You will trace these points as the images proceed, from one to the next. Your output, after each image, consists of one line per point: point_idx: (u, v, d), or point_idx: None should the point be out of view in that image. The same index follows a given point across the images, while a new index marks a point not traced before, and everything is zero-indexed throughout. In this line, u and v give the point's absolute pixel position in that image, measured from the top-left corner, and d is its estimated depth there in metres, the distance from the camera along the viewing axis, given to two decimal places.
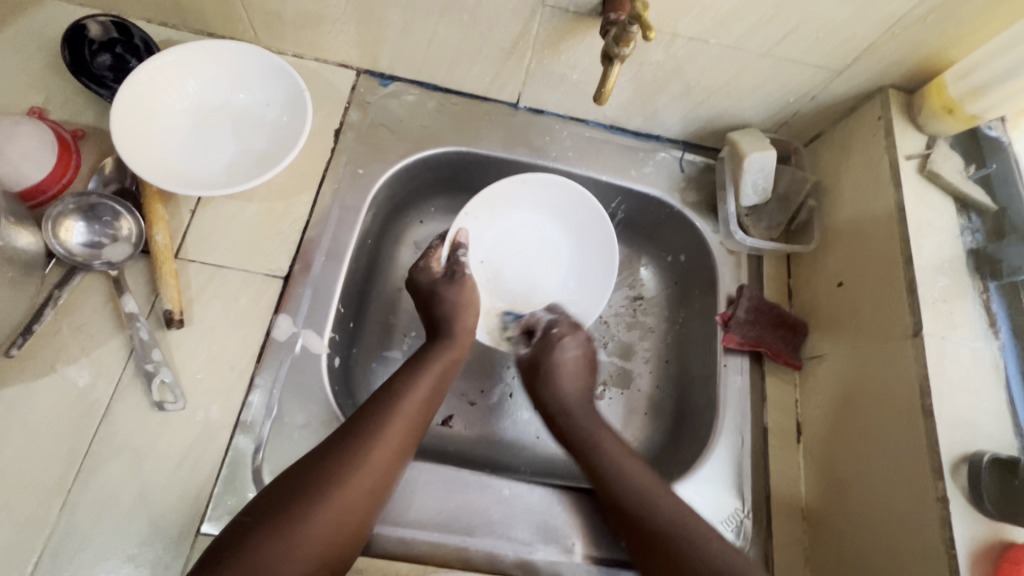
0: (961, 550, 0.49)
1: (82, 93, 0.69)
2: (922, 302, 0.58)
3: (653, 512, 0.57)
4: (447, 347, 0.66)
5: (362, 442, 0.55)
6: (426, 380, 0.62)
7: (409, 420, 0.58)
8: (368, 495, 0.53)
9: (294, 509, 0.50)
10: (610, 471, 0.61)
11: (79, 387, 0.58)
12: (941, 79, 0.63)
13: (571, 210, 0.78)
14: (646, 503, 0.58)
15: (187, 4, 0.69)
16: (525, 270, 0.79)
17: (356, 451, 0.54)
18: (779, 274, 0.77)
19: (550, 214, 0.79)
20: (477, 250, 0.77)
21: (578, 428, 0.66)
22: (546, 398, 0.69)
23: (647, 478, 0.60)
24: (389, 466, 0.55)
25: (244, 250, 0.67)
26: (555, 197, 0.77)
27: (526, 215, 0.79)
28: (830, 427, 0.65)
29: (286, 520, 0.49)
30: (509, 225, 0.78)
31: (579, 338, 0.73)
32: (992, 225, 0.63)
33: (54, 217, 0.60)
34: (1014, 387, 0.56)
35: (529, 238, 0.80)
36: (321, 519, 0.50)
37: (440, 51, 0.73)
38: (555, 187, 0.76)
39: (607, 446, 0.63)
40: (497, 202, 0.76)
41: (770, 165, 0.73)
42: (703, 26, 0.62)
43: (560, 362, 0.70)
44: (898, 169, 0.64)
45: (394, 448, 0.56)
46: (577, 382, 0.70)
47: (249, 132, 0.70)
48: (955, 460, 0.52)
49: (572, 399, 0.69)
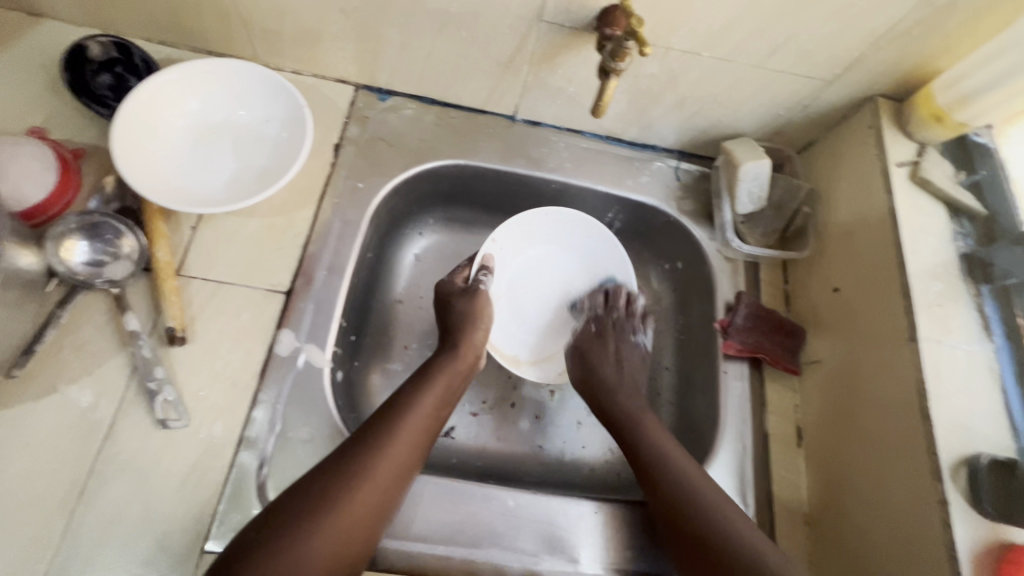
0: (963, 552, 0.50)
1: (82, 112, 0.70)
2: (917, 307, 0.59)
3: (678, 478, 0.58)
4: (453, 358, 0.66)
5: (369, 454, 0.55)
6: (433, 390, 0.63)
7: (416, 432, 0.59)
8: (376, 509, 0.54)
9: (299, 523, 0.50)
10: (671, 471, 0.59)
11: (81, 406, 0.58)
12: (928, 88, 0.65)
13: (591, 242, 0.80)
14: (693, 489, 0.57)
15: (187, 23, 0.70)
16: (544, 303, 0.81)
17: (362, 463, 0.54)
18: (775, 280, 0.78)
19: (569, 248, 0.81)
20: (499, 279, 0.79)
21: (622, 410, 0.67)
22: (593, 378, 0.71)
23: (695, 468, 0.60)
24: (397, 479, 0.56)
25: (246, 266, 0.67)
26: (575, 231, 0.80)
27: (545, 248, 0.81)
28: (830, 432, 0.65)
29: (291, 535, 0.49)
30: (531, 257, 0.81)
31: (631, 338, 0.75)
32: (983, 230, 0.64)
33: (55, 237, 0.60)
34: (1009, 389, 0.57)
35: (551, 272, 0.82)
36: (329, 532, 0.50)
37: (438, 66, 0.74)
38: (574, 223, 0.79)
39: (664, 439, 0.63)
40: (521, 229, 0.78)
41: (764, 174, 0.74)
42: (697, 39, 0.63)
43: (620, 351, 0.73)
44: (889, 176, 0.66)
45: (403, 461, 0.56)
46: (618, 368, 0.72)
47: (249, 148, 0.70)
48: (954, 462, 0.53)
49: (624, 380, 0.70)
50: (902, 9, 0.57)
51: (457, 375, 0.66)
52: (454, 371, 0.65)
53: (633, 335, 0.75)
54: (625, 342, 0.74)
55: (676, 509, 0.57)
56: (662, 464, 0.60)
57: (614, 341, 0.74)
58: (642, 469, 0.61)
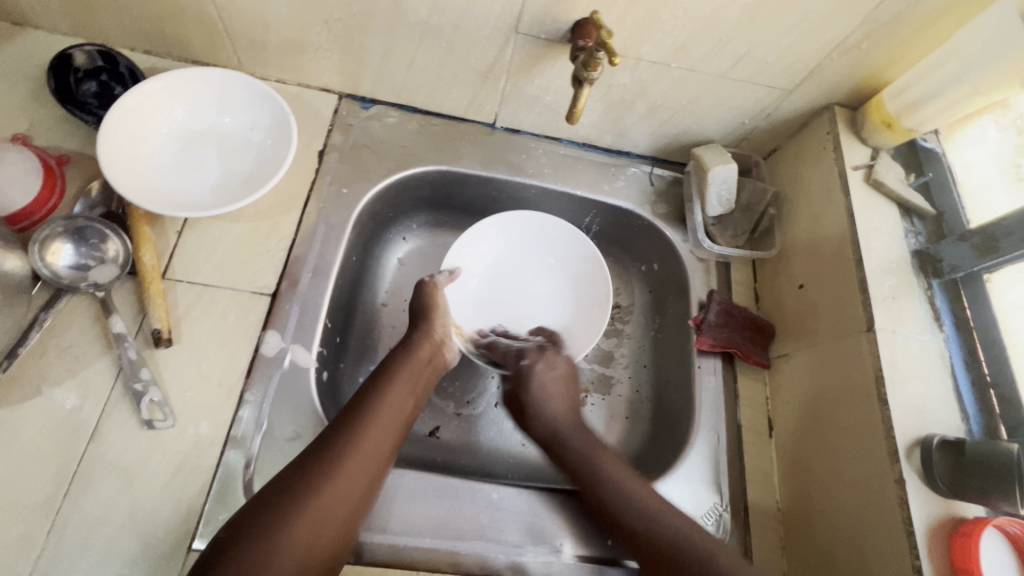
0: (919, 527, 0.53)
1: (67, 119, 0.71)
2: (873, 299, 0.62)
3: (627, 501, 0.61)
4: (414, 350, 0.67)
5: (339, 446, 0.56)
6: (399, 383, 0.64)
7: (385, 424, 0.60)
8: (350, 502, 0.54)
9: (273, 517, 0.50)
10: (613, 500, 0.61)
11: (66, 409, 0.58)
12: (879, 96, 0.70)
13: (549, 231, 0.83)
14: (628, 499, 0.61)
15: (172, 33, 0.72)
16: (511, 299, 0.83)
17: (330, 461, 0.55)
18: (745, 279, 0.82)
19: (528, 244, 0.84)
20: (463, 288, 0.80)
21: (575, 445, 0.67)
22: (538, 428, 0.70)
23: (629, 473, 0.64)
24: (370, 472, 0.56)
25: (231, 269, 0.68)
26: (547, 230, 0.83)
27: (505, 249, 0.84)
28: (798, 422, 0.69)
29: (266, 530, 0.50)
30: (490, 258, 0.83)
31: (553, 360, 0.74)
32: (933, 228, 0.69)
33: (41, 240, 0.61)
34: (958, 374, 0.61)
35: (513, 270, 0.84)
36: (303, 526, 0.51)
37: (419, 75, 0.76)
38: (545, 221, 0.82)
39: (607, 466, 0.64)
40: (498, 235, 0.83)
41: (732, 177, 0.78)
42: (664, 50, 0.67)
43: (544, 381, 0.72)
44: (846, 179, 0.70)
45: (373, 453, 0.57)
46: (563, 401, 0.71)
47: (235, 155, 0.72)
48: (909, 443, 0.56)
49: (562, 423, 0.69)
50: (851, 24, 0.62)
51: (423, 366, 0.67)
52: (418, 362, 0.67)
53: (539, 369, 0.72)
54: (550, 355, 0.75)
55: (636, 531, 0.59)
56: (601, 497, 0.62)
57: (535, 380, 0.71)
58: (610, 513, 0.61)
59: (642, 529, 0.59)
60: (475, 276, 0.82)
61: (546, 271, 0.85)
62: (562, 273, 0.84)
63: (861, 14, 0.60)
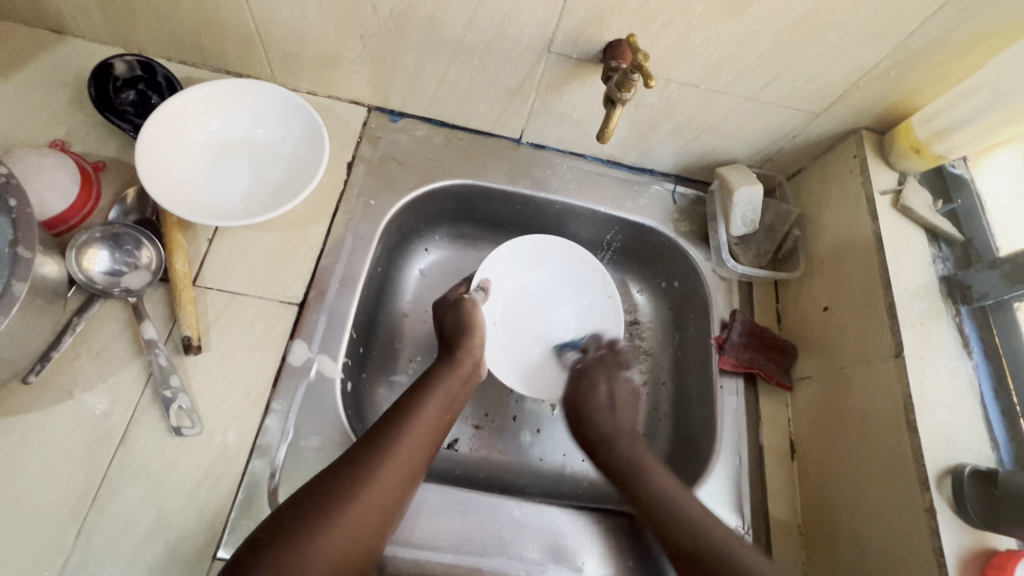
0: (950, 558, 0.52)
1: (104, 126, 0.72)
2: (902, 325, 0.62)
3: (630, 462, 0.62)
4: (452, 366, 0.68)
5: (373, 458, 0.56)
6: (435, 396, 0.63)
7: (421, 436, 0.60)
8: (382, 512, 0.54)
9: (307, 524, 0.50)
10: (652, 494, 0.58)
11: (96, 414, 0.59)
12: (908, 121, 0.70)
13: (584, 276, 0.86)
14: (643, 470, 0.61)
15: (210, 43, 0.73)
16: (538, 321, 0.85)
17: (367, 468, 0.55)
18: (768, 299, 0.82)
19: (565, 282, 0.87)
20: (496, 300, 0.83)
21: (603, 436, 0.66)
22: (591, 431, 0.68)
23: (678, 486, 0.59)
24: (401, 485, 0.56)
25: (260, 277, 0.69)
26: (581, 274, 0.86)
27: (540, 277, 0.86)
28: (821, 444, 0.68)
29: (301, 538, 0.49)
30: (529, 283, 0.86)
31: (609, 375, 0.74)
32: (961, 254, 0.68)
33: (78, 246, 0.62)
34: (988, 403, 0.60)
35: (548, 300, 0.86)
36: (336, 534, 0.51)
37: (449, 91, 0.77)
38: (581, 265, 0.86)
39: (626, 442, 0.65)
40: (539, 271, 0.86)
41: (757, 199, 0.78)
42: (695, 71, 0.68)
43: (594, 391, 0.72)
44: (874, 204, 0.70)
45: (407, 467, 0.57)
46: (611, 413, 0.69)
47: (266, 165, 0.73)
48: (939, 471, 0.56)
49: (609, 427, 0.67)
50: (882, 52, 0.62)
51: (461, 379, 0.67)
52: (457, 376, 0.67)
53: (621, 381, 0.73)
54: (611, 373, 0.74)
55: (651, 507, 0.57)
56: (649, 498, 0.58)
57: (593, 386, 0.73)
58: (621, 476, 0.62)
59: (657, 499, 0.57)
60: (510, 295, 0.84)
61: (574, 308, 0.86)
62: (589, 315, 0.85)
63: (893, 41, 0.61)
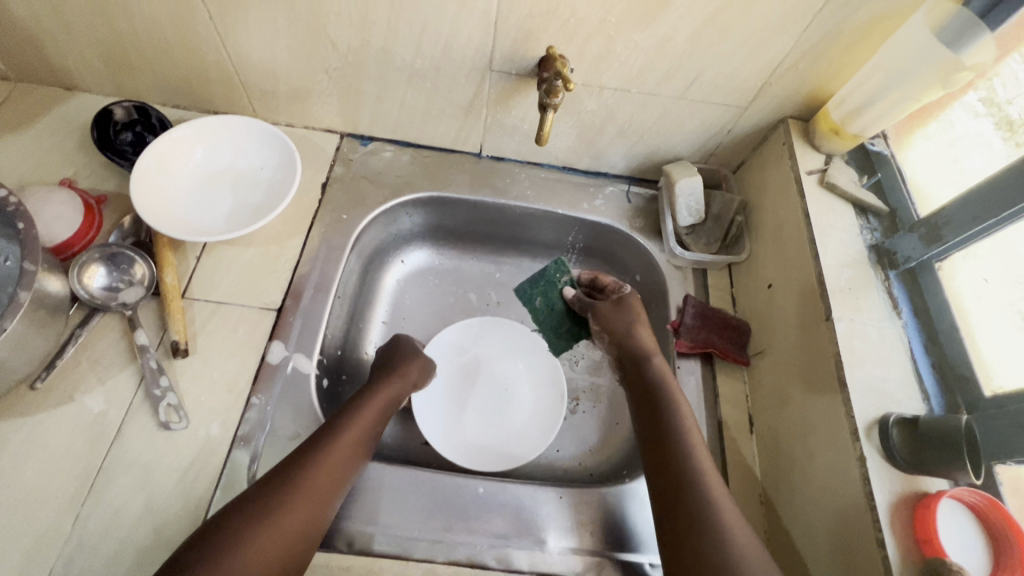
0: (883, 503, 0.55)
1: (106, 165, 0.82)
2: (830, 291, 0.66)
3: (680, 457, 0.61)
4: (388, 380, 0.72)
5: (309, 462, 0.58)
6: (375, 403, 0.68)
7: (356, 441, 0.63)
8: (310, 514, 0.56)
9: (244, 523, 0.52)
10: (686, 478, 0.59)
11: (94, 413, 0.65)
12: (825, 106, 0.75)
13: (523, 341, 0.90)
14: (697, 479, 0.59)
15: (197, 85, 0.83)
16: (482, 392, 0.86)
17: (298, 472, 0.57)
18: (722, 283, 0.86)
19: (503, 354, 0.90)
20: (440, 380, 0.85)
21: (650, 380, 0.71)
22: (631, 346, 0.77)
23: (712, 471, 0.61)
24: (332, 488, 0.59)
25: (243, 288, 0.76)
26: (516, 342, 0.90)
27: (477, 352, 0.89)
28: (773, 414, 0.71)
29: (232, 539, 0.51)
30: (465, 361, 0.88)
31: (639, 300, 0.82)
32: (888, 224, 0.72)
33: (80, 264, 0.69)
34: (918, 358, 0.63)
35: (485, 378, 0.88)
36: (271, 534, 0.53)
37: (410, 113, 0.86)
38: (514, 331, 0.90)
39: (688, 435, 0.64)
40: (473, 348, 0.89)
41: (699, 190, 0.84)
42: (624, 77, 0.75)
43: (633, 305, 0.81)
44: (801, 184, 0.75)
45: (338, 468, 0.60)
46: (646, 329, 0.79)
47: (248, 190, 0.81)
48: (869, 423, 0.58)
49: (645, 342, 0.76)
50: (785, 46, 0.69)
51: (392, 396, 0.71)
52: (389, 391, 0.71)
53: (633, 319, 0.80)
54: (632, 300, 0.82)
55: (683, 514, 0.56)
56: (679, 460, 0.61)
57: (620, 304, 0.82)
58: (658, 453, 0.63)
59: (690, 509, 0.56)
60: (452, 380, 0.86)
61: (514, 374, 0.89)
62: (528, 376, 0.88)
63: (793, 36, 0.67)
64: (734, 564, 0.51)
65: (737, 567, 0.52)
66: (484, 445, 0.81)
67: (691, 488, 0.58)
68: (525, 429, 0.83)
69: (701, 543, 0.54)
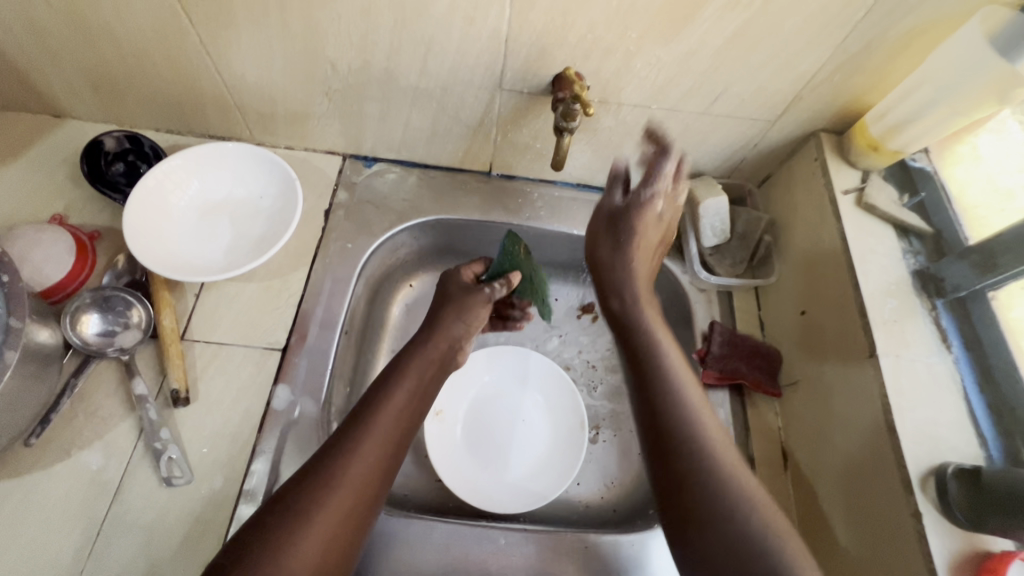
0: (941, 564, 0.50)
1: (98, 198, 0.78)
2: (874, 324, 0.62)
3: (669, 395, 0.57)
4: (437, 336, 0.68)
5: (357, 434, 0.56)
6: (420, 362, 0.65)
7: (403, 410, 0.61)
8: (366, 482, 0.55)
9: (298, 508, 0.51)
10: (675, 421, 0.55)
11: (92, 469, 0.62)
12: (862, 120, 0.70)
13: (538, 371, 0.86)
14: (688, 419, 0.55)
15: (190, 110, 0.79)
16: (498, 426, 0.82)
17: (345, 444, 0.56)
18: (749, 306, 0.81)
19: (517, 384, 0.85)
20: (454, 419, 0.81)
21: (627, 314, 0.65)
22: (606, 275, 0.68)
23: (703, 403, 0.57)
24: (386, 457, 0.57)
25: (245, 327, 0.72)
26: (531, 371, 0.86)
27: (491, 384, 0.85)
28: (810, 452, 0.67)
29: (288, 527, 0.50)
30: (479, 394, 0.84)
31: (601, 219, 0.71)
32: (932, 247, 0.67)
33: (72, 312, 0.66)
34: (972, 397, 0.59)
35: (501, 410, 0.84)
36: (328, 514, 0.52)
37: (415, 133, 0.81)
38: (528, 359, 0.86)
39: (672, 368, 0.59)
40: (486, 381, 0.85)
41: (724, 209, 0.79)
42: (645, 93, 0.70)
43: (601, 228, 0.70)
44: (837, 205, 0.70)
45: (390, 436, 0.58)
46: (631, 251, 0.67)
47: (247, 220, 0.77)
48: (922, 473, 0.54)
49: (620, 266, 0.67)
50: (821, 58, 0.63)
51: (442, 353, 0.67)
52: (440, 347, 0.67)
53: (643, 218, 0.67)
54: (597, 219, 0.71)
55: (682, 461, 0.53)
56: (667, 403, 0.56)
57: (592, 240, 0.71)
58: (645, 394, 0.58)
59: (693, 457, 0.52)
60: (465, 416, 0.82)
61: (530, 405, 0.84)
62: (545, 407, 0.84)
63: (830, 47, 0.62)
64: (734, 509, 0.49)
65: (738, 511, 0.49)
66: (504, 485, 0.77)
67: (682, 427, 0.54)
68: (546, 464, 0.79)
69: (703, 491, 0.51)
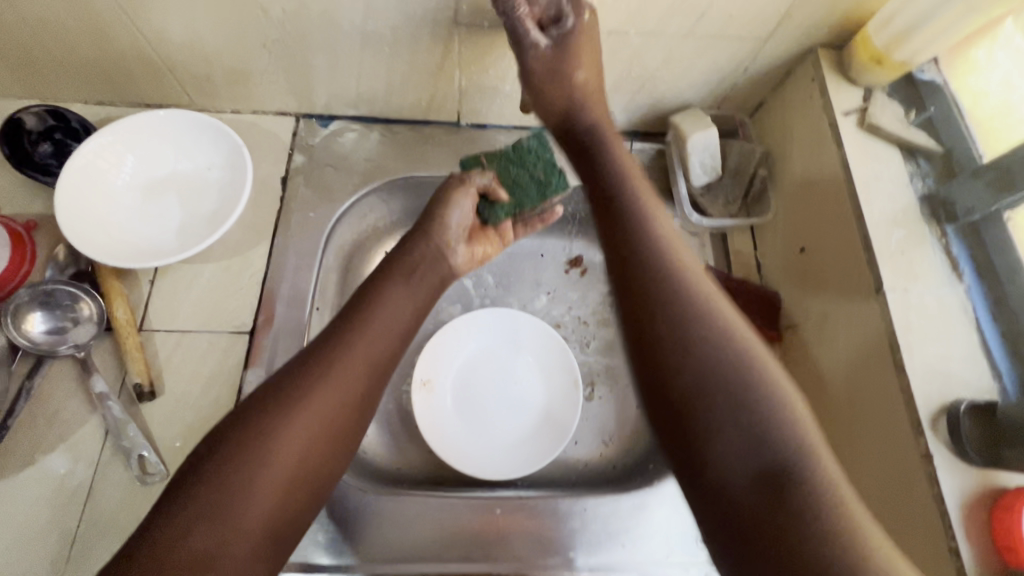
0: (952, 506, 0.48)
1: (29, 184, 0.71)
2: (879, 257, 0.57)
3: None
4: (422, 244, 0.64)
5: (334, 347, 0.52)
6: (404, 275, 0.61)
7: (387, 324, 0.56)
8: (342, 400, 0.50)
9: (266, 418, 0.47)
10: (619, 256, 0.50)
11: (60, 474, 0.59)
12: (864, 30, 0.62)
13: (527, 332, 0.81)
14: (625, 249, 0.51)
15: (116, 76, 0.70)
16: (489, 390, 0.79)
17: (323, 360, 0.51)
18: (745, 247, 0.76)
19: (507, 346, 0.81)
20: (442, 388, 0.77)
21: None
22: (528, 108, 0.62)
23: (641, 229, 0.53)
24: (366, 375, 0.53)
25: (208, 312, 0.68)
26: (520, 331, 0.81)
27: (478, 348, 0.80)
28: (813, 396, 0.64)
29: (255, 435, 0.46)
30: (466, 359, 0.80)
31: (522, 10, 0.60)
32: (942, 168, 0.62)
33: (13, 311, 0.61)
34: (985, 328, 0.55)
35: (491, 372, 0.80)
36: (297, 423, 0.48)
37: (371, 85, 0.73)
38: (517, 319, 0.81)
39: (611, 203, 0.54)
40: (474, 345, 0.80)
41: (714, 143, 0.73)
42: (620, 17, 0.62)
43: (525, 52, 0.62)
44: (838, 128, 0.64)
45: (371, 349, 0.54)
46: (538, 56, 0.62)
47: (195, 196, 0.70)
48: (933, 413, 0.51)
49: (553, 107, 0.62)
50: None
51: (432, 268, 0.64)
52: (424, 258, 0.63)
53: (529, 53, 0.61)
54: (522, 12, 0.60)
55: None
56: None
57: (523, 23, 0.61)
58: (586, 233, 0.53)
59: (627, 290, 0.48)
60: (454, 384, 0.78)
61: (521, 366, 0.80)
62: (537, 367, 0.80)
63: None
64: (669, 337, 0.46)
65: (672, 341, 0.45)
66: (499, 452, 0.74)
67: None
68: (542, 427, 0.76)
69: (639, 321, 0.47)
